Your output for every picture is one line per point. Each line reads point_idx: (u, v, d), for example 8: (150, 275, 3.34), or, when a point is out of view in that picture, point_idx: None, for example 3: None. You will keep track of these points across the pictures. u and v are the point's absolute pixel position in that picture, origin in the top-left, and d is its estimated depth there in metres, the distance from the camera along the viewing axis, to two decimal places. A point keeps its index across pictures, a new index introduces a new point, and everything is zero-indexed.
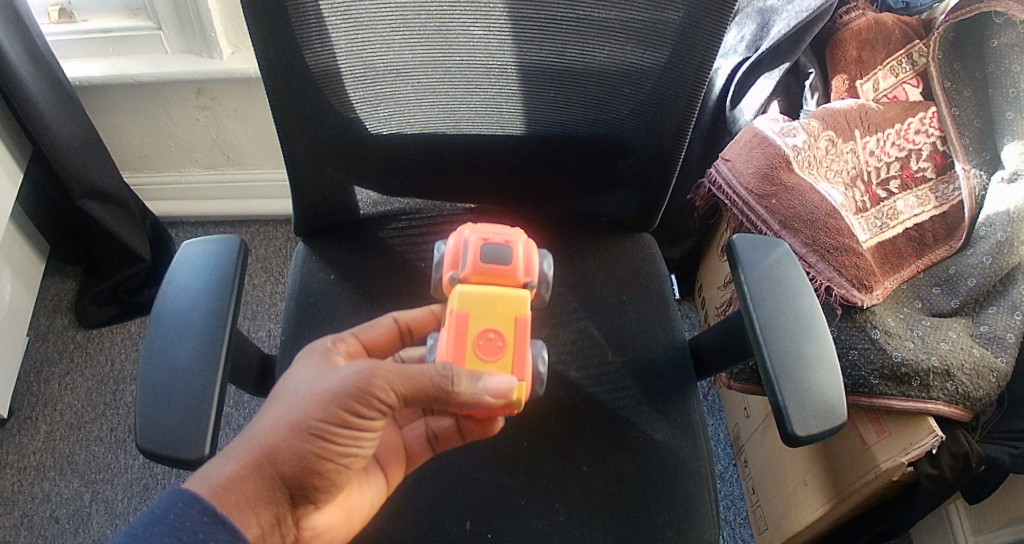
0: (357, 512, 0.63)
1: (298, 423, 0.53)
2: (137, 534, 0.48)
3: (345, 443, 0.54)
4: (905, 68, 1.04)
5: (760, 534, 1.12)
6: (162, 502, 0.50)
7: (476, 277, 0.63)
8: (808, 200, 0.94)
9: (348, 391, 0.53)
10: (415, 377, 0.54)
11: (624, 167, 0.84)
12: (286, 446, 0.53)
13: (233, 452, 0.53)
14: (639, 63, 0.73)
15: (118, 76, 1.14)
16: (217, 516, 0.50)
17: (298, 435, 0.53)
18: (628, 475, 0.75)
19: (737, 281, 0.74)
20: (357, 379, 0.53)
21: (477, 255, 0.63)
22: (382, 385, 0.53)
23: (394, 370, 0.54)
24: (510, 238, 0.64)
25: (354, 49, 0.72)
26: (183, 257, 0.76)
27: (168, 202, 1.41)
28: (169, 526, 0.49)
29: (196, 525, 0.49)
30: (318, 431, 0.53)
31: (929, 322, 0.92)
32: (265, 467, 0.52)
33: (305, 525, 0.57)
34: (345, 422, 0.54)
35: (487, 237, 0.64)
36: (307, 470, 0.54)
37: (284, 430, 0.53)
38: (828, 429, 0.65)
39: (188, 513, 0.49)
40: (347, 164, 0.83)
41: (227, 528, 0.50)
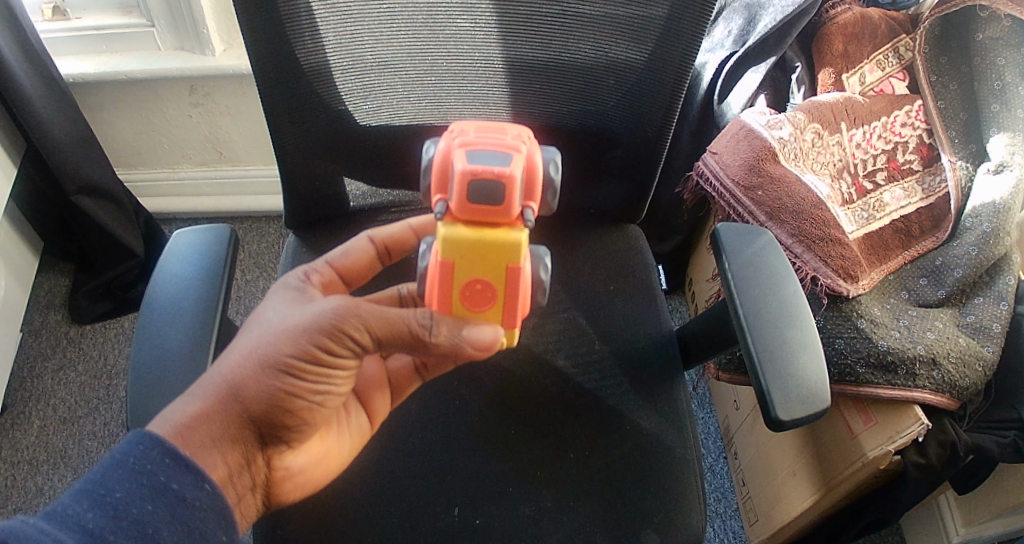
0: (333, 450, 0.66)
1: (267, 361, 0.54)
2: (95, 479, 0.48)
3: (316, 380, 0.56)
4: (891, 62, 1.05)
5: (751, 526, 1.12)
6: (120, 447, 0.50)
7: (463, 216, 0.53)
8: (794, 191, 0.95)
9: (321, 328, 0.54)
10: (391, 318, 0.55)
11: (611, 159, 0.85)
12: (254, 384, 0.54)
13: (201, 389, 0.55)
14: (624, 57, 0.74)
15: (111, 73, 1.15)
16: (180, 459, 0.50)
17: (266, 372, 0.54)
18: (616, 462, 0.76)
19: (721, 270, 0.75)
20: (329, 318, 0.54)
21: (463, 192, 0.52)
22: (355, 324, 0.54)
23: (368, 310, 0.55)
24: (506, 169, 0.51)
25: (343, 42, 0.72)
26: (175, 245, 0.76)
27: (161, 199, 1.42)
28: (129, 470, 0.49)
29: (158, 468, 0.49)
30: (287, 370, 0.54)
31: (916, 312, 0.92)
32: (233, 405, 0.54)
33: (277, 467, 0.60)
34: (315, 362, 0.55)
35: (476, 171, 0.51)
36: (277, 407, 0.56)
37: (253, 366, 0.54)
38: (810, 414, 0.66)
39: (149, 456, 0.50)
40: (336, 156, 0.84)
41: (191, 470, 0.51)
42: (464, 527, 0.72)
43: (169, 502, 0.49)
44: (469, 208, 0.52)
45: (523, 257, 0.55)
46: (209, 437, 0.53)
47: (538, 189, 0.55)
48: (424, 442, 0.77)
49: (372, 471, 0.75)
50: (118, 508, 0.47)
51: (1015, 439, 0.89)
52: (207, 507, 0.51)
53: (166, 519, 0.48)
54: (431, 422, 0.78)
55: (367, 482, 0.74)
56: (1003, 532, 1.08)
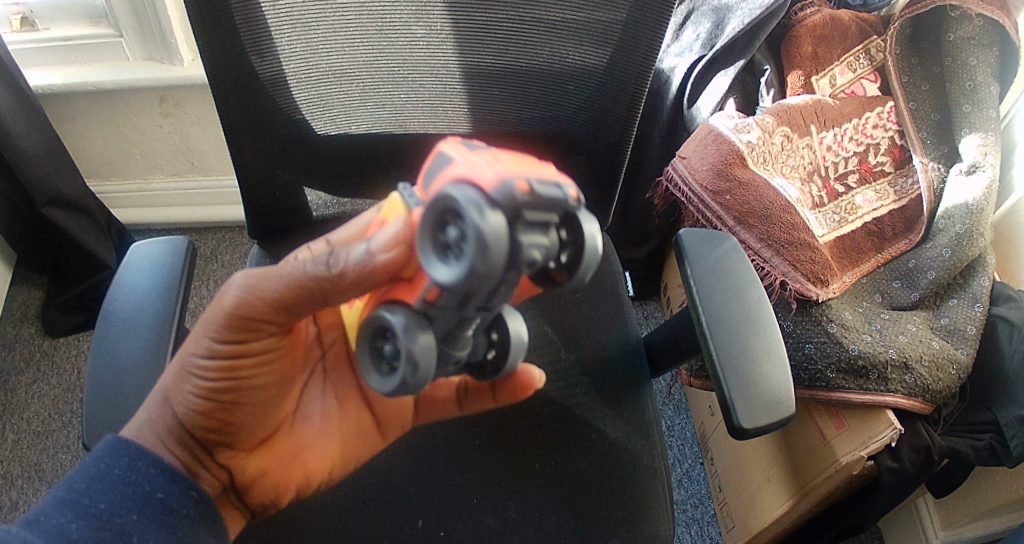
0: (308, 455, 0.62)
1: (183, 364, 0.54)
2: (79, 488, 0.51)
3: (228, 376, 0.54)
4: (862, 64, 1.05)
5: (728, 532, 1.11)
6: (100, 455, 0.53)
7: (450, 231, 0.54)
8: (763, 194, 0.94)
9: (218, 318, 0.52)
10: (267, 283, 0.49)
11: (575, 164, 0.84)
12: (174, 379, 0.55)
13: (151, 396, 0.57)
14: (582, 61, 0.73)
15: (79, 84, 1.15)
16: (161, 466, 0.53)
17: (181, 375, 0.55)
18: (583, 473, 0.75)
19: (683, 276, 0.74)
20: (228, 305, 0.51)
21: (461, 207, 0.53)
22: (250, 306, 0.50)
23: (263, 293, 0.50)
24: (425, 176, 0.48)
25: (296, 50, 0.71)
26: (131, 259, 0.75)
27: (134, 210, 1.41)
28: (114, 481, 0.52)
29: (143, 477, 0.52)
30: (198, 359, 0.54)
31: (888, 315, 0.91)
32: (168, 411, 0.55)
33: (240, 466, 0.59)
34: (216, 352, 0.53)
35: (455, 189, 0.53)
36: (201, 408, 0.55)
37: (174, 372, 0.55)
38: (773, 423, 0.65)
39: (134, 467, 0.53)
40: (295, 166, 0.82)
41: (176, 477, 0.54)
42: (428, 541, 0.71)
43: (151, 511, 0.52)
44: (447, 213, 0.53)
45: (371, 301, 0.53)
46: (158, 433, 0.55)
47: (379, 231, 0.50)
48: (387, 457, 0.75)
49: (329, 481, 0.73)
50: (101, 519, 0.50)
51: (991, 443, 0.88)
52: (192, 514, 0.53)
53: (151, 527, 0.51)
54: None
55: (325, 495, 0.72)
56: (983, 533, 1.07)
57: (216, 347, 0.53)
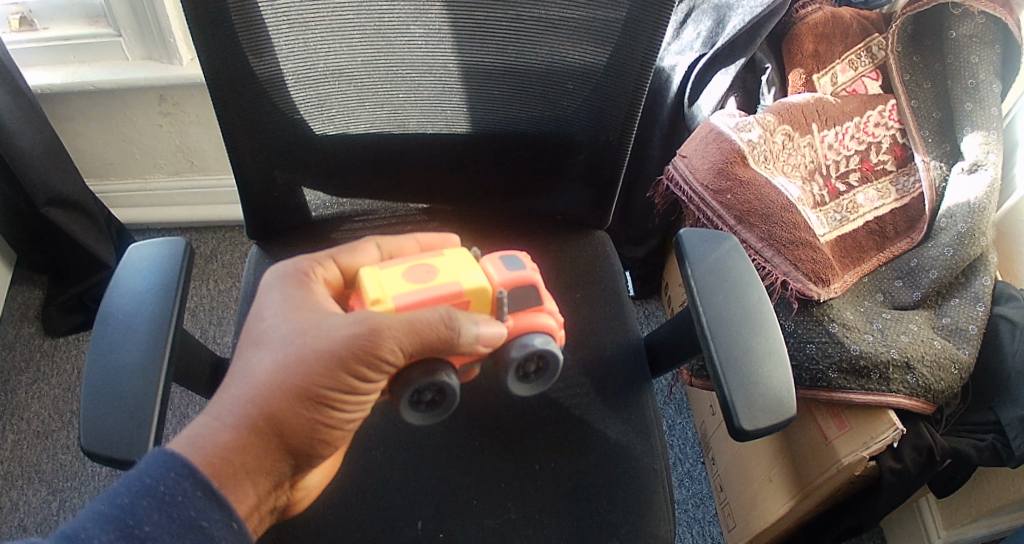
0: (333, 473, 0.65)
1: (303, 391, 0.53)
2: (121, 504, 0.47)
3: (350, 410, 0.55)
4: (863, 62, 1.04)
5: (729, 532, 1.11)
6: (147, 468, 0.48)
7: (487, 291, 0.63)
8: (763, 194, 0.93)
9: (360, 353, 0.53)
10: (419, 328, 0.55)
11: (575, 164, 0.84)
12: (290, 405, 0.53)
13: (227, 416, 0.52)
14: (582, 59, 0.73)
15: (79, 84, 1.15)
16: (210, 491, 0.49)
17: (300, 402, 0.53)
18: (584, 474, 0.75)
19: (684, 276, 0.74)
20: (369, 340, 0.53)
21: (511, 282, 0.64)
22: (394, 347, 0.55)
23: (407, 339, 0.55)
24: (492, 275, 0.64)
25: (294, 49, 0.71)
26: (129, 260, 0.75)
27: (134, 209, 1.41)
28: (156, 500, 0.47)
29: (189, 499, 0.48)
30: (324, 387, 0.53)
31: (889, 314, 0.91)
32: (267, 436, 0.52)
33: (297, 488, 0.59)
34: (354, 384, 0.54)
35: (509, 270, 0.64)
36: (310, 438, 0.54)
37: (287, 397, 0.53)
38: (774, 424, 0.65)
39: (181, 487, 0.48)
40: (294, 166, 0.82)
41: (222, 506, 0.49)
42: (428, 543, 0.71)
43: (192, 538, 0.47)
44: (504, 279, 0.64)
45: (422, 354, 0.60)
46: (244, 462, 0.51)
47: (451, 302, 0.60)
48: (388, 459, 0.75)
49: (328, 483, 0.73)
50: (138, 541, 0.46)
51: (993, 443, 0.87)
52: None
53: None
54: (390, 435, 0.76)
55: (325, 497, 0.72)
56: (986, 533, 1.07)
57: (347, 380, 0.54)
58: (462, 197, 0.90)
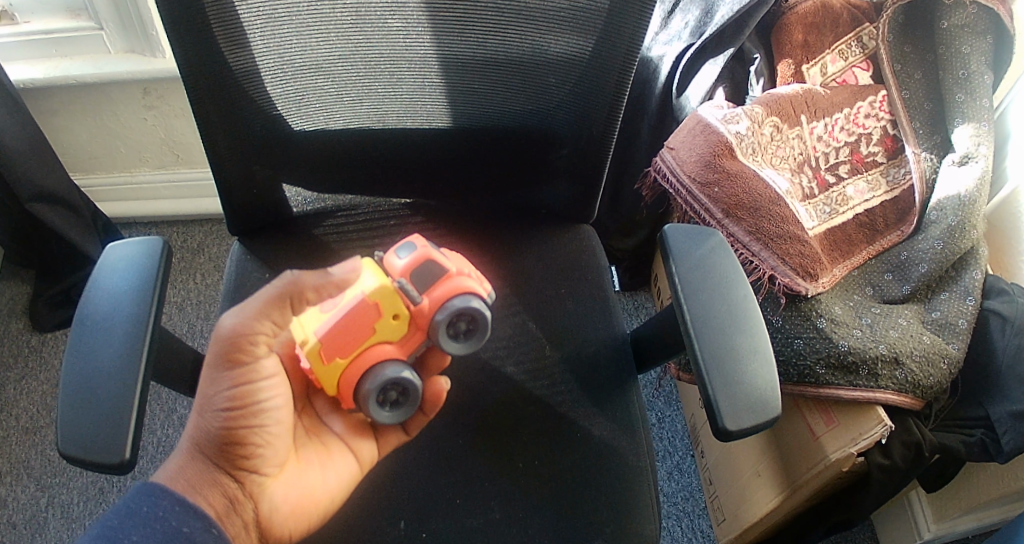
0: (320, 488, 0.67)
1: (207, 401, 0.61)
2: (111, 526, 0.54)
3: (250, 395, 0.62)
4: (854, 52, 1.02)
5: (718, 525, 1.10)
6: (131, 498, 0.56)
7: (387, 288, 0.62)
8: (751, 187, 0.92)
9: (225, 346, 0.62)
10: (277, 321, 0.63)
11: (559, 157, 0.83)
12: (206, 425, 0.61)
13: (174, 453, 0.62)
14: (564, 51, 0.71)
15: (61, 78, 1.13)
16: (186, 506, 0.56)
17: (207, 412, 0.61)
18: (567, 473, 0.74)
19: (668, 272, 0.73)
20: (228, 332, 0.62)
21: (412, 268, 0.62)
22: (257, 343, 0.62)
23: (252, 311, 0.62)
24: (394, 269, 0.63)
25: (271, 45, 0.70)
26: (107, 260, 0.74)
27: (120, 204, 1.40)
28: (142, 518, 0.54)
29: (169, 514, 0.55)
30: (213, 388, 0.62)
31: (879, 309, 0.90)
32: (199, 450, 0.61)
33: (262, 497, 0.63)
34: (240, 373, 0.62)
35: (413, 258, 0.63)
36: (231, 434, 0.61)
37: (198, 414, 0.62)
38: (758, 423, 0.64)
39: (160, 505, 0.56)
40: (275, 162, 0.81)
41: (196, 514, 0.56)
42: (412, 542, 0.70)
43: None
44: (405, 269, 0.62)
45: (354, 365, 0.62)
46: (191, 484, 0.59)
47: (352, 312, 0.61)
48: None
49: None
50: None
51: (982, 439, 0.87)
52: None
53: None
54: None
55: None
56: (976, 526, 1.06)
57: (240, 384, 0.62)
58: (446, 192, 0.89)
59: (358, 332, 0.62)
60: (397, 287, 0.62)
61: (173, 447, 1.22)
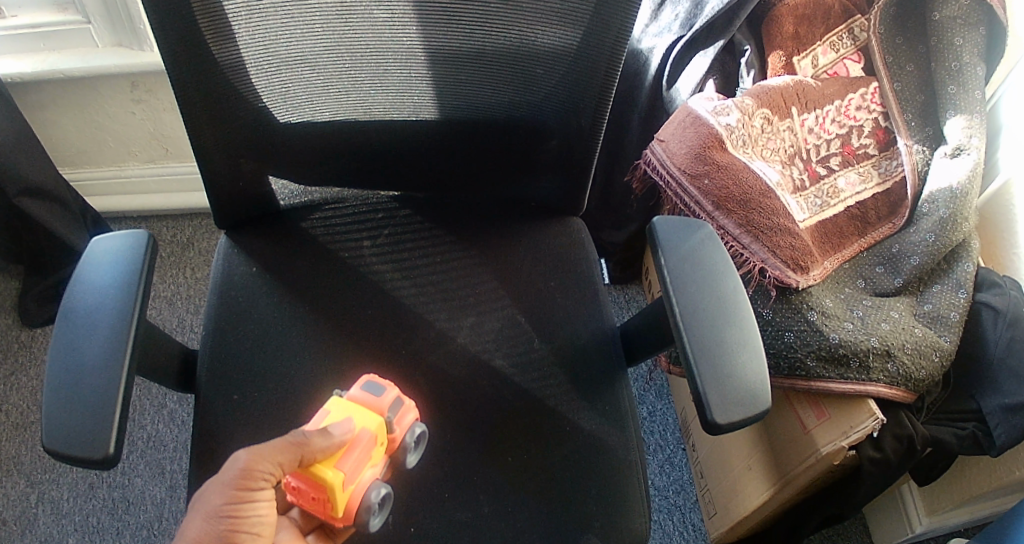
0: None
1: (209, 511, 0.56)
2: None
3: (248, 517, 0.57)
4: (844, 44, 1.02)
5: (709, 519, 1.10)
6: None
7: (376, 418, 0.64)
8: (742, 179, 0.91)
9: (236, 471, 0.57)
10: (283, 449, 0.58)
11: (548, 150, 0.82)
12: (207, 532, 0.56)
13: None
14: (552, 42, 0.71)
15: (48, 72, 1.12)
16: None
17: (206, 522, 0.56)
18: (557, 468, 0.73)
19: (657, 264, 0.72)
20: (242, 460, 0.57)
21: (390, 401, 0.65)
22: (267, 467, 0.57)
23: (271, 448, 0.58)
24: (366, 404, 0.65)
25: (256, 36, 0.69)
26: (92, 254, 0.73)
27: (110, 198, 1.39)
28: None
29: None
30: (217, 504, 0.56)
31: (870, 302, 0.90)
32: None
33: None
34: (246, 495, 0.57)
35: (385, 391, 0.66)
36: None
37: (197, 520, 0.56)
38: (748, 417, 0.64)
39: None
40: (262, 154, 0.80)
41: None
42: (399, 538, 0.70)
43: None
44: (381, 404, 0.65)
45: (356, 489, 0.61)
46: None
47: (354, 445, 0.61)
48: None
49: None
50: None
51: (974, 432, 0.87)
52: None
53: None
54: None
55: None
56: (968, 519, 1.06)
57: (245, 499, 0.57)
58: (434, 184, 0.89)
59: (362, 461, 0.61)
60: (384, 417, 0.64)
61: (163, 442, 1.22)
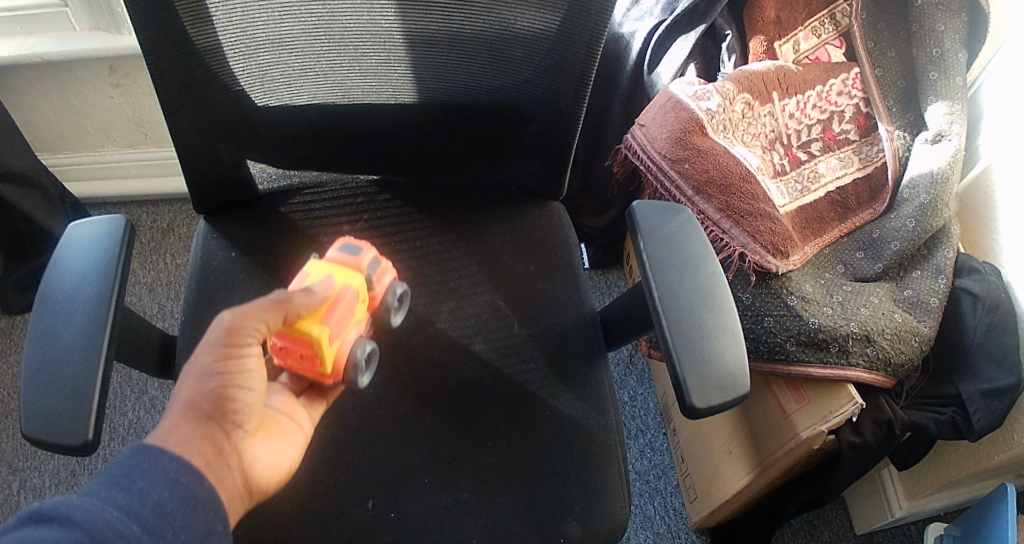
0: (283, 463, 0.61)
1: (201, 367, 0.55)
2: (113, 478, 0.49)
3: (241, 367, 0.57)
4: (827, 29, 1.02)
5: (690, 503, 1.10)
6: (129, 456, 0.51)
7: (354, 273, 0.66)
8: (722, 163, 0.91)
9: (220, 330, 0.56)
10: (268, 308, 0.58)
11: (527, 134, 0.82)
12: (200, 390, 0.55)
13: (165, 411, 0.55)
14: (530, 25, 0.70)
15: (25, 56, 1.11)
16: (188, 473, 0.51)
17: (202, 378, 0.55)
18: (536, 452, 0.73)
19: (636, 249, 0.72)
20: (225, 322, 0.56)
21: (368, 262, 0.68)
22: (251, 325, 0.57)
23: (251, 308, 0.57)
24: (344, 263, 0.67)
25: (232, 18, 0.68)
26: (70, 239, 0.73)
27: (90, 184, 1.39)
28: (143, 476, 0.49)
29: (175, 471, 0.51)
30: (207, 359, 0.56)
31: (850, 287, 0.90)
32: (194, 414, 0.54)
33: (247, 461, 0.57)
34: (236, 351, 0.56)
35: (360, 248, 0.68)
36: (224, 403, 0.55)
37: (193, 378, 0.55)
38: (726, 401, 0.64)
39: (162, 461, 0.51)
40: (240, 139, 0.80)
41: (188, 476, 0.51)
42: (379, 522, 0.69)
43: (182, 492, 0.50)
44: (358, 262, 0.67)
45: (343, 342, 0.63)
46: (182, 445, 0.53)
47: (338, 298, 0.63)
48: (338, 436, 0.73)
49: None
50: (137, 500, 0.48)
51: (953, 417, 0.88)
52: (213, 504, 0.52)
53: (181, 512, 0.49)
54: (336, 412, 0.75)
55: None
56: (947, 503, 1.07)
57: (233, 356, 0.56)
58: (414, 169, 0.88)
59: (348, 319, 0.64)
60: (363, 269, 0.67)
61: (144, 428, 1.21)
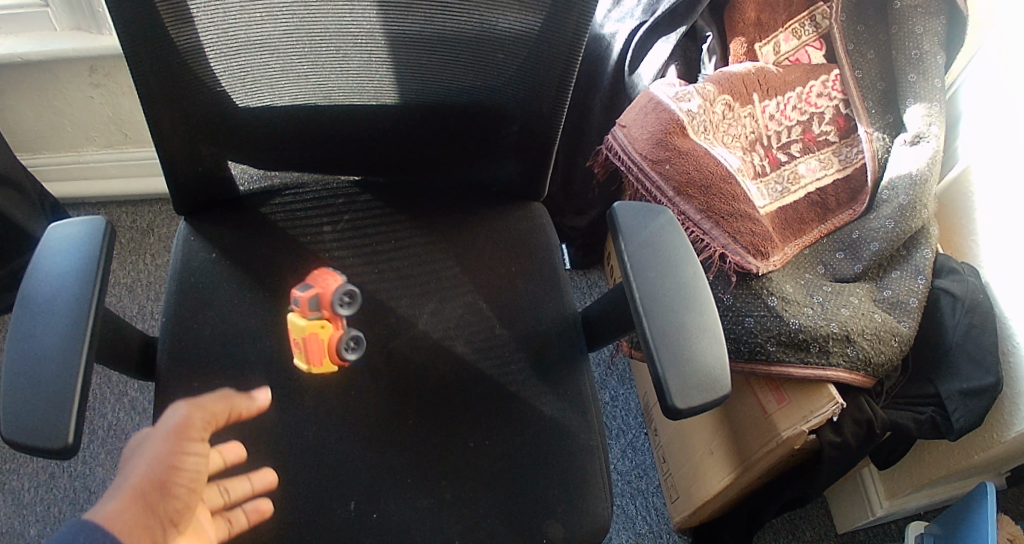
0: None
1: (153, 451, 0.58)
2: None
3: (189, 460, 0.59)
4: (807, 31, 1.03)
5: (671, 503, 1.10)
6: None
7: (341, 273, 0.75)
8: (703, 164, 0.92)
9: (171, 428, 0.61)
10: (213, 407, 0.65)
11: (509, 135, 0.82)
12: (146, 473, 0.56)
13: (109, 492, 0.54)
14: (512, 26, 0.70)
15: (3, 55, 1.10)
16: None
17: (155, 462, 0.57)
18: (518, 453, 0.73)
19: (617, 250, 0.72)
20: (178, 420, 0.62)
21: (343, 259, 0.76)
22: (197, 421, 0.63)
23: (194, 412, 0.64)
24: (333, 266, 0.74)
25: (213, 19, 0.68)
26: (50, 241, 0.72)
27: (69, 185, 1.37)
28: None
29: None
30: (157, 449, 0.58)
31: (830, 287, 0.91)
32: (143, 489, 0.55)
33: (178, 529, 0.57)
34: (186, 454, 0.60)
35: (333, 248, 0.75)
36: (170, 479, 0.57)
37: (144, 465, 0.56)
38: (708, 401, 0.64)
39: None
40: (221, 139, 0.79)
41: None
42: (360, 523, 0.69)
43: None
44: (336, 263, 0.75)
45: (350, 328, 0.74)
46: (127, 528, 0.52)
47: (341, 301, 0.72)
48: (319, 437, 0.73)
49: (251, 461, 0.71)
50: None
51: (931, 416, 0.88)
52: None
53: None
54: (317, 413, 0.74)
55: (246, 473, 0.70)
56: (926, 502, 1.08)
57: (183, 447, 0.59)
58: (395, 169, 0.88)
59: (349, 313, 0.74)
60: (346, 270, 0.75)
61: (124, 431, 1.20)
